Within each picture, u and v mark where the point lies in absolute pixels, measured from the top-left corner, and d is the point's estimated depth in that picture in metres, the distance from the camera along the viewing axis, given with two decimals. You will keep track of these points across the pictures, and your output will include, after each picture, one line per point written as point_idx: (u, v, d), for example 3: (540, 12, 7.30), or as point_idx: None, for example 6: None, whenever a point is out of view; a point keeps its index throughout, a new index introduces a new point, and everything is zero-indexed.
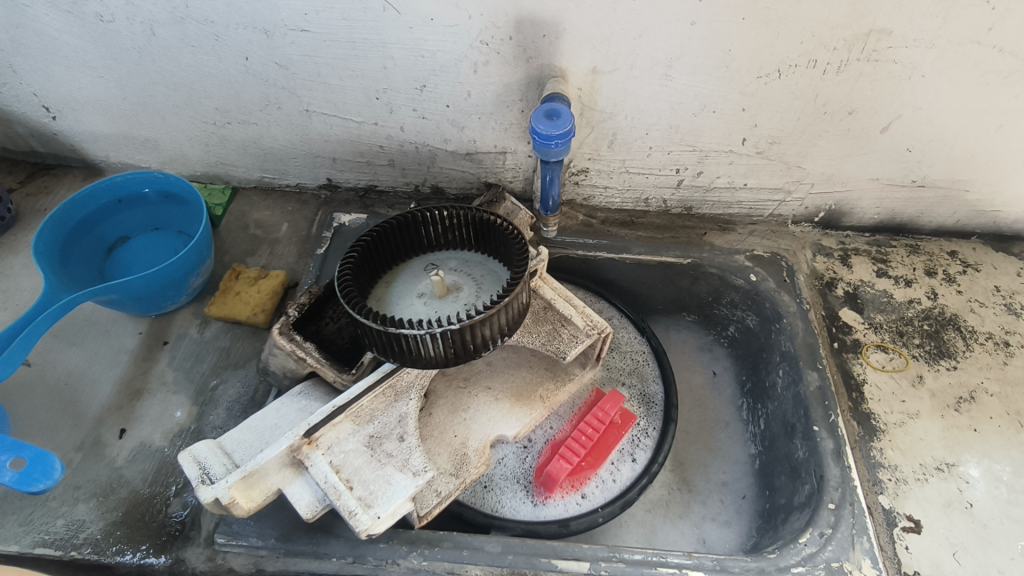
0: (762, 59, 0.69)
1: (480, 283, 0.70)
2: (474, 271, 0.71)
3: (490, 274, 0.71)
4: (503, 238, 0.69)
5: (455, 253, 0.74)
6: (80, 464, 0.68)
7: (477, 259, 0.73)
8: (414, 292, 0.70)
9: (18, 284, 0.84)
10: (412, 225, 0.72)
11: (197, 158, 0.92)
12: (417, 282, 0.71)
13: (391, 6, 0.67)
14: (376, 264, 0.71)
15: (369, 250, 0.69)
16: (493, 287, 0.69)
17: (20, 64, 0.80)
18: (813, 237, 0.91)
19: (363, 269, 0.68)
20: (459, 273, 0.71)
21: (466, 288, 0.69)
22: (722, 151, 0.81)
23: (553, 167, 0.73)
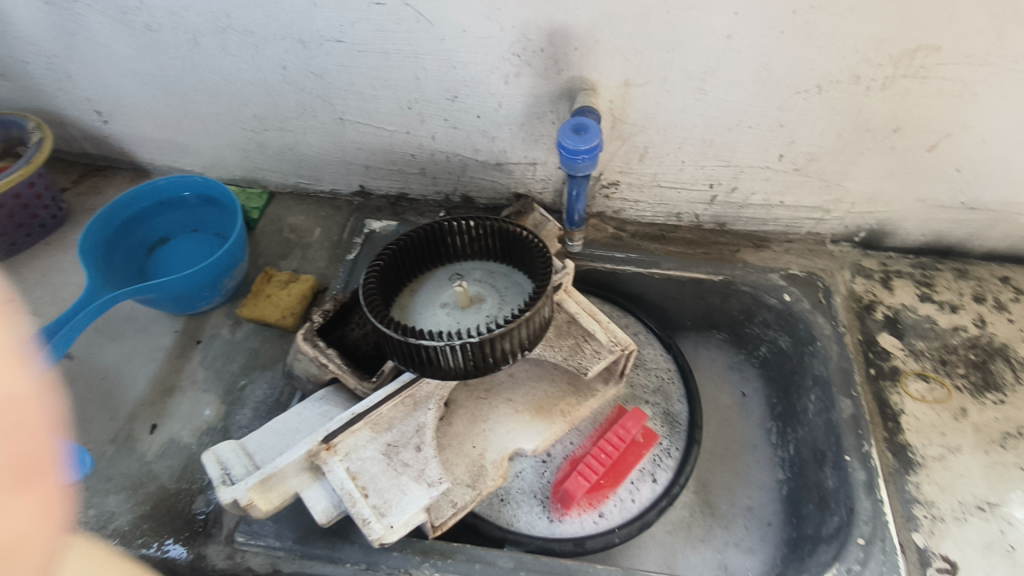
0: (801, 74, 0.67)
1: (504, 295, 0.69)
2: (497, 282, 0.71)
3: (514, 286, 0.70)
4: (528, 251, 0.68)
5: (481, 264, 0.74)
6: (113, 457, 0.71)
7: (501, 270, 0.73)
8: (436, 301, 0.70)
9: (66, 280, 0.87)
10: (438, 235, 0.72)
11: (236, 163, 0.95)
12: (441, 291, 0.71)
13: (424, 18, 0.68)
14: (402, 272, 0.72)
15: (395, 259, 0.69)
16: (516, 298, 0.69)
17: (75, 70, 0.84)
18: (852, 257, 0.87)
19: (388, 279, 0.69)
20: (483, 284, 0.71)
21: (489, 299, 0.69)
22: (757, 167, 0.79)
23: (580, 181, 0.73)
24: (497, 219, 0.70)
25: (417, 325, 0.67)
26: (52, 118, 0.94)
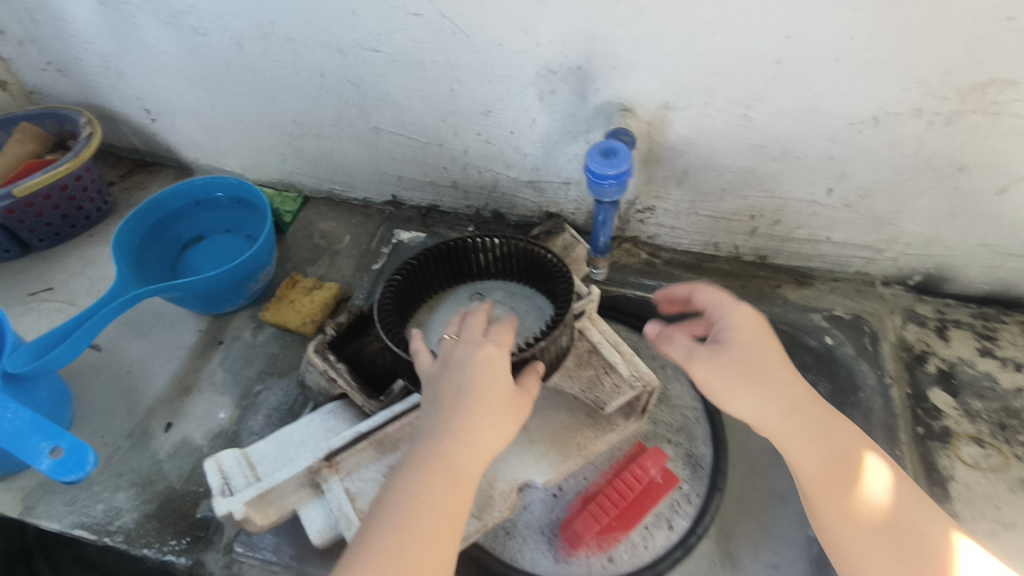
0: (856, 103, 0.62)
1: (523, 319, 0.67)
2: (517, 303, 0.69)
3: (534, 310, 0.68)
4: (550, 273, 0.66)
5: (503, 283, 0.72)
6: (127, 452, 0.71)
7: (524, 292, 0.70)
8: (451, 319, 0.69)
9: (102, 271, 0.89)
10: (460, 253, 0.70)
11: (274, 166, 0.95)
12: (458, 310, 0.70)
13: (461, 30, 0.66)
14: (422, 289, 0.70)
15: (414, 274, 0.68)
16: (535, 322, 0.67)
17: (126, 69, 0.86)
18: (905, 302, 0.81)
19: (405, 297, 0.67)
20: (503, 306, 0.69)
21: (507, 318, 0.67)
22: (804, 201, 0.74)
23: (608, 208, 0.70)
24: (523, 240, 0.67)
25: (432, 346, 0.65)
26: (104, 114, 0.97)
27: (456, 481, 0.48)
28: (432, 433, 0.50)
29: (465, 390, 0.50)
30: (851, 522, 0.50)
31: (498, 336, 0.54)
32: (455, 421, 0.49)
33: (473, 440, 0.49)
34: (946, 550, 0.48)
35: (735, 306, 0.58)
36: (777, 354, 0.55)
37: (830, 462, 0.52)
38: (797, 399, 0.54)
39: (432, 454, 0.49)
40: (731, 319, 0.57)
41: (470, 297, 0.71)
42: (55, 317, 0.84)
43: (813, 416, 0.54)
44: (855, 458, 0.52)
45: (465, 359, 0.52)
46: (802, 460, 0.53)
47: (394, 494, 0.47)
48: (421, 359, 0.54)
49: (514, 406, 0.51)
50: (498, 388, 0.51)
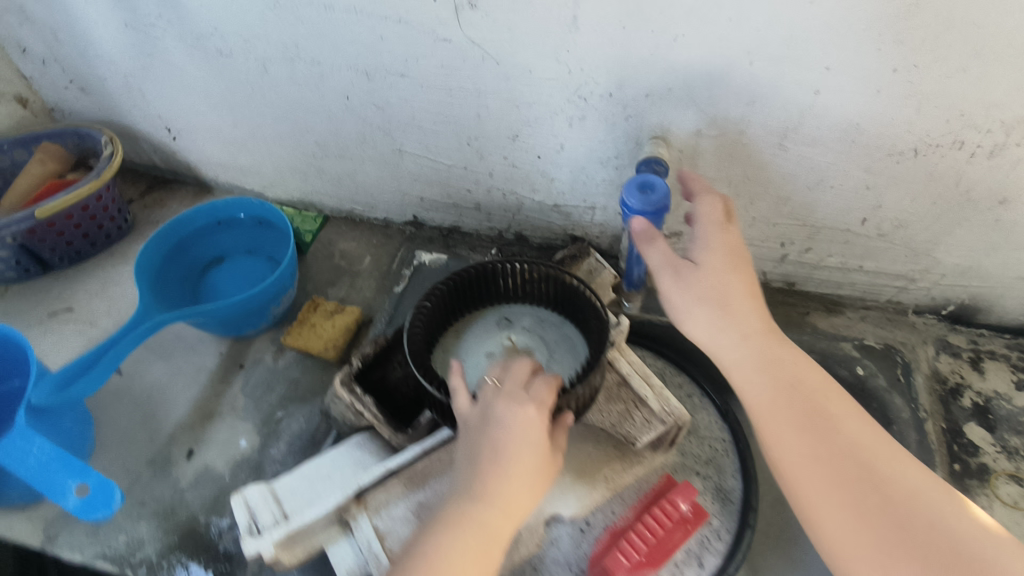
0: (897, 135, 0.60)
1: (553, 351, 0.66)
2: (545, 332, 0.68)
3: (564, 340, 0.67)
4: (582, 307, 0.65)
5: (530, 308, 0.70)
6: (149, 480, 0.71)
7: (552, 319, 0.69)
8: (476, 349, 0.67)
9: (122, 291, 0.88)
10: (489, 279, 0.68)
11: (295, 185, 0.94)
12: (486, 337, 0.68)
13: (490, 56, 0.64)
14: (449, 313, 0.69)
15: (442, 299, 0.66)
16: (566, 356, 0.66)
17: (149, 89, 0.86)
18: (937, 331, 0.80)
19: (433, 327, 0.66)
20: (530, 334, 0.68)
21: (536, 351, 0.66)
22: (838, 229, 0.72)
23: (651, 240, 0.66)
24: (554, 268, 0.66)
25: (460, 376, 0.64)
26: (126, 131, 0.96)
27: (487, 544, 0.48)
28: (463, 494, 0.50)
29: (503, 454, 0.49)
30: (806, 451, 0.51)
31: (540, 394, 0.52)
32: (489, 484, 0.49)
33: (504, 502, 0.49)
34: (905, 481, 0.49)
35: (710, 230, 0.56)
36: (746, 286, 0.54)
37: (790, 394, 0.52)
38: (758, 330, 0.54)
39: (465, 514, 0.49)
40: (705, 241, 0.56)
41: (496, 324, 0.69)
42: (75, 338, 0.83)
43: (772, 350, 0.54)
44: (821, 404, 0.52)
45: (503, 418, 0.50)
46: (758, 391, 0.53)
47: (426, 547, 0.48)
48: (459, 399, 0.54)
49: (546, 468, 0.51)
50: (534, 452, 0.50)
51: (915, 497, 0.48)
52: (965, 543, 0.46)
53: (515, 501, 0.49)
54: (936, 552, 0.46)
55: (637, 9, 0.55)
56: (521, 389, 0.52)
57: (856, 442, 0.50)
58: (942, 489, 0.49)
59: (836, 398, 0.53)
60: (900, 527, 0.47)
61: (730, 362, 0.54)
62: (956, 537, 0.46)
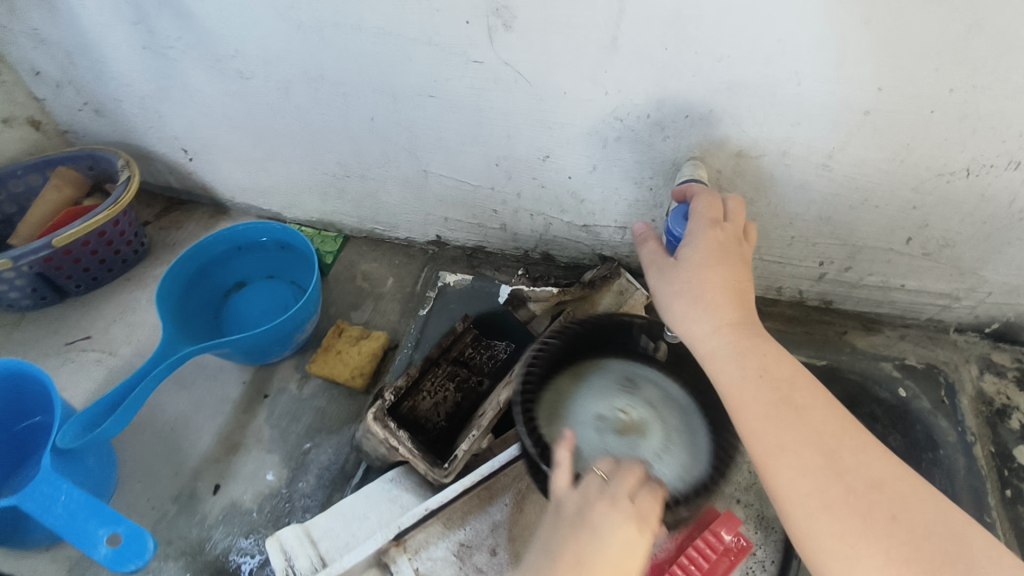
0: (948, 156, 0.58)
1: (670, 442, 0.56)
2: (668, 412, 0.58)
3: (687, 432, 0.56)
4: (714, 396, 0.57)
5: (663, 378, 0.60)
6: (175, 517, 0.69)
7: (682, 399, 0.58)
8: (589, 404, 0.58)
9: (141, 318, 0.86)
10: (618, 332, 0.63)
11: (314, 206, 0.92)
12: (605, 394, 0.59)
13: (523, 78, 0.62)
14: (577, 354, 0.62)
15: (572, 340, 0.61)
16: (683, 447, 0.55)
17: (166, 111, 0.84)
18: (980, 350, 0.78)
19: (547, 368, 0.59)
20: (658, 409, 0.58)
21: (653, 432, 0.56)
22: (880, 249, 0.70)
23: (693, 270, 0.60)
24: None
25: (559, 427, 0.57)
26: (141, 153, 0.95)
27: None
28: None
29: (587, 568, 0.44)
30: (773, 440, 0.44)
31: (645, 508, 0.46)
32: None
33: None
34: (875, 474, 0.43)
35: (699, 226, 0.52)
36: (731, 276, 0.49)
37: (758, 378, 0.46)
38: (728, 311, 0.48)
39: None
40: (692, 239, 0.51)
41: (618, 382, 0.60)
42: (94, 368, 0.81)
43: (742, 334, 0.48)
44: (799, 393, 0.46)
45: (601, 527, 0.45)
46: (727, 376, 0.47)
47: None
48: (559, 476, 0.49)
49: None
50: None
51: (890, 494, 0.42)
52: (946, 546, 0.40)
53: None
54: (914, 554, 0.40)
55: (681, 30, 0.53)
56: (627, 496, 0.47)
57: (828, 433, 0.44)
58: (920, 486, 0.43)
59: (805, 386, 0.46)
60: (870, 526, 0.41)
61: (703, 345, 0.49)
62: (938, 539, 0.40)
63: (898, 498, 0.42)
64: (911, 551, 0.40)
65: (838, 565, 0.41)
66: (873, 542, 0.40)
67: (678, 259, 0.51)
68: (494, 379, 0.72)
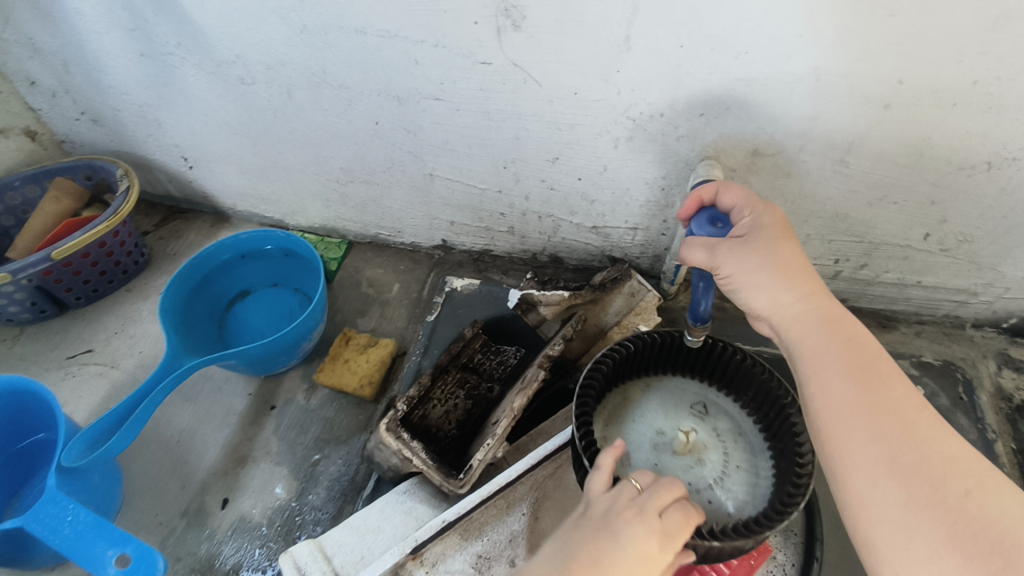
0: (970, 149, 0.57)
1: (730, 477, 0.54)
2: (733, 450, 0.56)
3: (751, 469, 0.55)
4: (787, 439, 0.54)
5: (739, 414, 0.59)
6: (183, 533, 0.67)
7: (752, 439, 0.57)
8: (652, 416, 0.59)
9: (143, 330, 0.85)
10: (709, 358, 0.60)
11: (317, 213, 0.91)
12: (674, 413, 0.59)
13: (532, 78, 0.61)
14: (654, 366, 0.62)
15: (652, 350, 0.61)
16: (741, 486, 0.54)
17: (165, 118, 0.83)
18: (997, 345, 0.77)
19: (619, 374, 0.60)
20: (724, 442, 0.57)
21: (711, 462, 0.55)
22: (896, 245, 0.69)
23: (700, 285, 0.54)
24: (775, 376, 0.56)
25: (620, 431, 0.58)
26: (140, 162, 0.93)
27: None
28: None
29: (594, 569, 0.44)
30: (848, 405, 0.44)
31: (672, 525, 0.44)
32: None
33: None
34: (950, 449, 0.42)
35: (761, 210, 0.51)
36: (801, 257, 0.48)
37: (839, 352, 0.46)
38: (809, 285, 0.48)
39: None
40: (758, 223, 0.50)
41: (690, 407, 0.60)
42: (96, 382, 0.80)
43: (828, 307, 0.48)
44: (878, 364, 0.45)
45: (620, 534, 0.44)
46: (808, 342, 0.47)
47: None
48: (597, 478, 0.48)
49: None
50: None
51: (963, 472, 0.41)
52: (1019, 530, 0.39)
53: None
54: (978, 530, 0.39)
55: (696, 27, 0.52)
56: (656, 511, 0.45)
57: (905, 407, 0.44)
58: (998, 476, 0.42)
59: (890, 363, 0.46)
60: (935, 499, 0.40)
61: (782, 317, 0.49)
62: (1010, 523, 0.39)
63: (972, 478, 0.41)
64: (975, 531, 0.39)
65: (896, 533, 0.41)
66: (935, 515, 0.40)
67: (744, 237, 0.49)
68: (504, 386, 0.71)
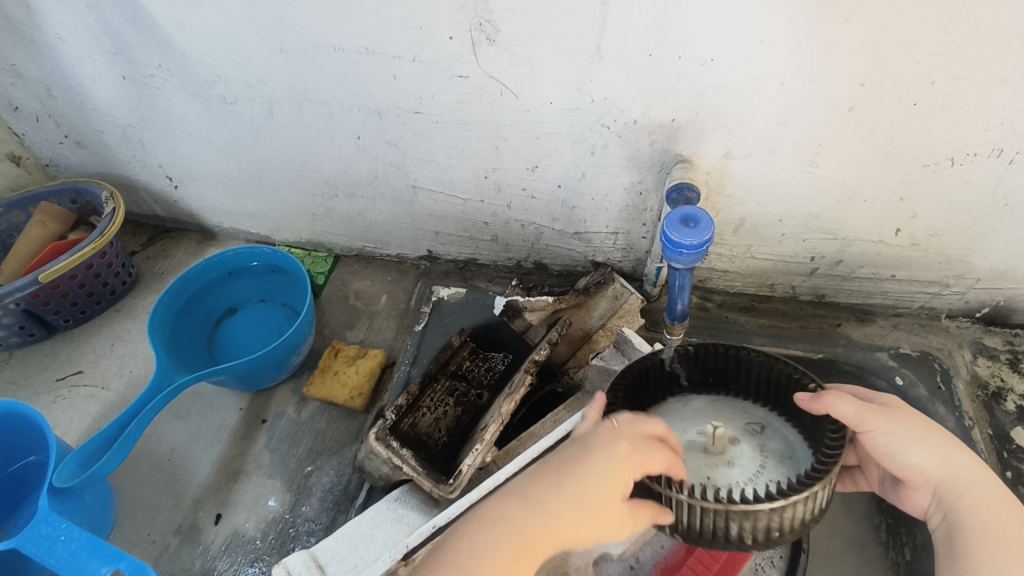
0: (934, 147, 0.59)
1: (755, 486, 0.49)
2: (772, 467, 0.51)
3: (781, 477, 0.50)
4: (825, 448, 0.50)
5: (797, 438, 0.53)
6: (177, 550, 0.68)
7: (800, 464, 0.51)
8: (701, 421, 0.55)
9: (132, 349, 0.85)
10: (777, 386, 0.55)
11: (303, 227, 0.92)
12: (726, 419, 0.55)
13: (509, 90, 0.63)
14: (715, 380, 0.58)
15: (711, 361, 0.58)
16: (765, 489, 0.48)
17: (149, 139, 0.84)
18: (972, 335, 0.78)
19: (671, 377, 0.59)
20: (766, 457, 0.52)
21: (744, 471, 0.50)
22: (869, 240, 0.71)
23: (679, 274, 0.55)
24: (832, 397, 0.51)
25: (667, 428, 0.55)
26: (125, 183, 0.94)
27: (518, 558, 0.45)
28: (519, 494, 0.47)
29: (570, 470, 0.46)
30: (987, 545, 0.47)
31: (646, 438, 0.47)
32: (551, 493, 0.46)
33: (545, 513, 0.45)
34: None
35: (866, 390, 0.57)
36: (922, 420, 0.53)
37: (989, 499, 0.49)
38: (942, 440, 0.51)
39: (501, 513, 0.46)
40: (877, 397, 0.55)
41: (745, 423, 0.55)
42: (87, 403, 0.80)
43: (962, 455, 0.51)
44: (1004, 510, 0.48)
45: (593, 442, 0.47)
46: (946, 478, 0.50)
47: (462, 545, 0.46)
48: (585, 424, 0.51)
49: (608, 509, 0.45)
50: (602, 487, 0.45)
51: None
52: None
53: (553, 509, 0.45)
54: None
55: (664, 36, 0.54)
56: (632, 427, 0.47)
57: None
58: None
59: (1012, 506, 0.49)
60: None
61: (928, 464, 0.50)
62: None
63: None
64: None
65: None
66: None
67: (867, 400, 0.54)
68: (493, 392, 0.72)
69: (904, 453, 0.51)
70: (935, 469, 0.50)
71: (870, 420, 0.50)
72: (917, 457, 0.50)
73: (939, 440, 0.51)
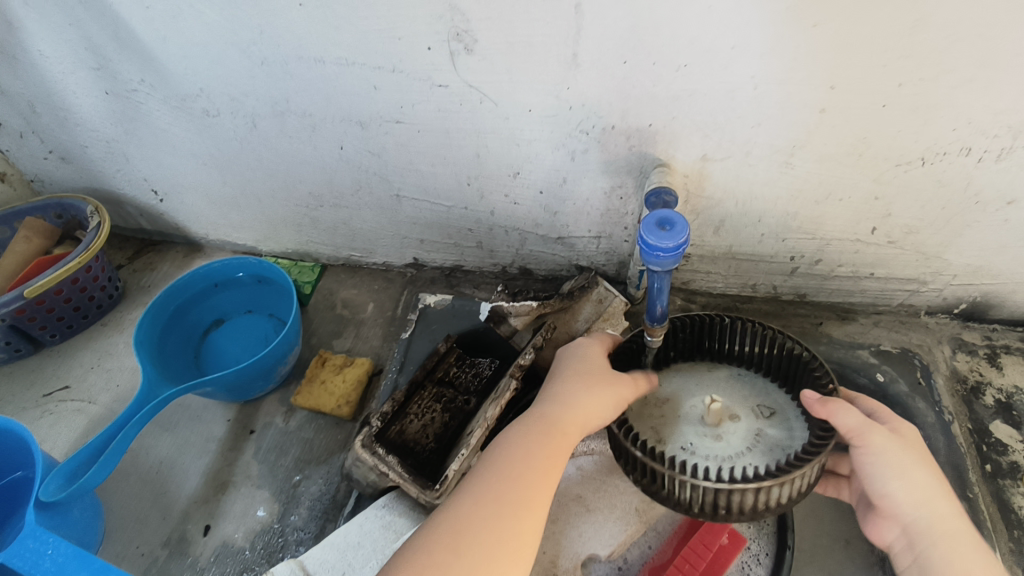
0: (904, 147, 0.60)
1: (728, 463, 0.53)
2: (756, 450, 0.54)
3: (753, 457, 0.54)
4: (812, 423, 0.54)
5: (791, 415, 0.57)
6: (166, 562, 0.68)
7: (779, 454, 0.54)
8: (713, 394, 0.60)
9: (119, 363, 0.85)
10: (788, 367, 0.59)
11: (290, 238, 0.92)
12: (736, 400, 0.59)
13: (488, 98, 0.64)
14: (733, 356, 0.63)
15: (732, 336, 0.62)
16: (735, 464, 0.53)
17: (133, 153, 0.84)
18: (951, 330, 0.80)
19: (704, 340, 0.64)
20: (755, 438, 0.55)
21: (731, 446, 0.54)
22: (846, 239, 0.72)
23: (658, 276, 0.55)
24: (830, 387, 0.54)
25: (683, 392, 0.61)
26: (109, 197, 0.94)
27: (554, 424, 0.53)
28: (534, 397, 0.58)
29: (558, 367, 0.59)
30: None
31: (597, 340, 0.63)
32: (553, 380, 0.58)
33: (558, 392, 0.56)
34: None
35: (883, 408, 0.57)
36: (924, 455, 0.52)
37: (956, 543, 0.49)
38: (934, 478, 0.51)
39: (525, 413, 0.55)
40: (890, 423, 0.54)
41: (758, 406, 0.58)
42: (74, 418, 0.80)
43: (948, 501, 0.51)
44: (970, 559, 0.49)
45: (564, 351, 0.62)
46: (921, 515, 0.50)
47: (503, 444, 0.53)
48: None
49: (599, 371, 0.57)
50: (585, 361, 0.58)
51: None
52: None
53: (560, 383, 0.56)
54: None
55: (638, 43, 0.55)
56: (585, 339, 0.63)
57: None
58: None
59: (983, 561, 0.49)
60: None
61: (909, 493, 0.51)
62: None
63: None
64: None
65: None
66: None
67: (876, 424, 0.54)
68: (480, 398, 0.72)
69: (888, 479, 0.51)
70: (911, 502, 0.51)
71: (867, 437, 0.51)
72: (899, 484, 0.51)
73: (930, 480, 0.51)
